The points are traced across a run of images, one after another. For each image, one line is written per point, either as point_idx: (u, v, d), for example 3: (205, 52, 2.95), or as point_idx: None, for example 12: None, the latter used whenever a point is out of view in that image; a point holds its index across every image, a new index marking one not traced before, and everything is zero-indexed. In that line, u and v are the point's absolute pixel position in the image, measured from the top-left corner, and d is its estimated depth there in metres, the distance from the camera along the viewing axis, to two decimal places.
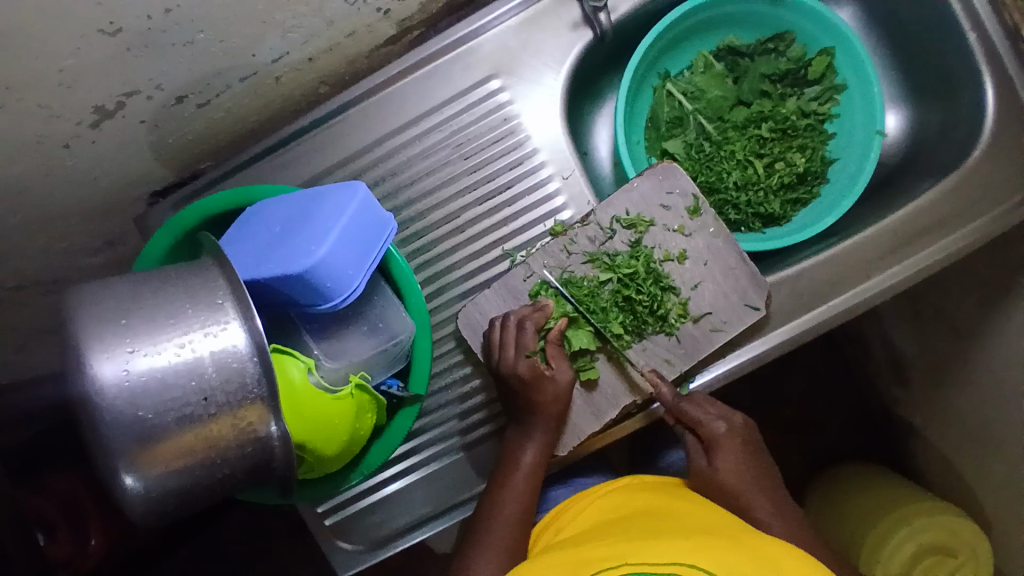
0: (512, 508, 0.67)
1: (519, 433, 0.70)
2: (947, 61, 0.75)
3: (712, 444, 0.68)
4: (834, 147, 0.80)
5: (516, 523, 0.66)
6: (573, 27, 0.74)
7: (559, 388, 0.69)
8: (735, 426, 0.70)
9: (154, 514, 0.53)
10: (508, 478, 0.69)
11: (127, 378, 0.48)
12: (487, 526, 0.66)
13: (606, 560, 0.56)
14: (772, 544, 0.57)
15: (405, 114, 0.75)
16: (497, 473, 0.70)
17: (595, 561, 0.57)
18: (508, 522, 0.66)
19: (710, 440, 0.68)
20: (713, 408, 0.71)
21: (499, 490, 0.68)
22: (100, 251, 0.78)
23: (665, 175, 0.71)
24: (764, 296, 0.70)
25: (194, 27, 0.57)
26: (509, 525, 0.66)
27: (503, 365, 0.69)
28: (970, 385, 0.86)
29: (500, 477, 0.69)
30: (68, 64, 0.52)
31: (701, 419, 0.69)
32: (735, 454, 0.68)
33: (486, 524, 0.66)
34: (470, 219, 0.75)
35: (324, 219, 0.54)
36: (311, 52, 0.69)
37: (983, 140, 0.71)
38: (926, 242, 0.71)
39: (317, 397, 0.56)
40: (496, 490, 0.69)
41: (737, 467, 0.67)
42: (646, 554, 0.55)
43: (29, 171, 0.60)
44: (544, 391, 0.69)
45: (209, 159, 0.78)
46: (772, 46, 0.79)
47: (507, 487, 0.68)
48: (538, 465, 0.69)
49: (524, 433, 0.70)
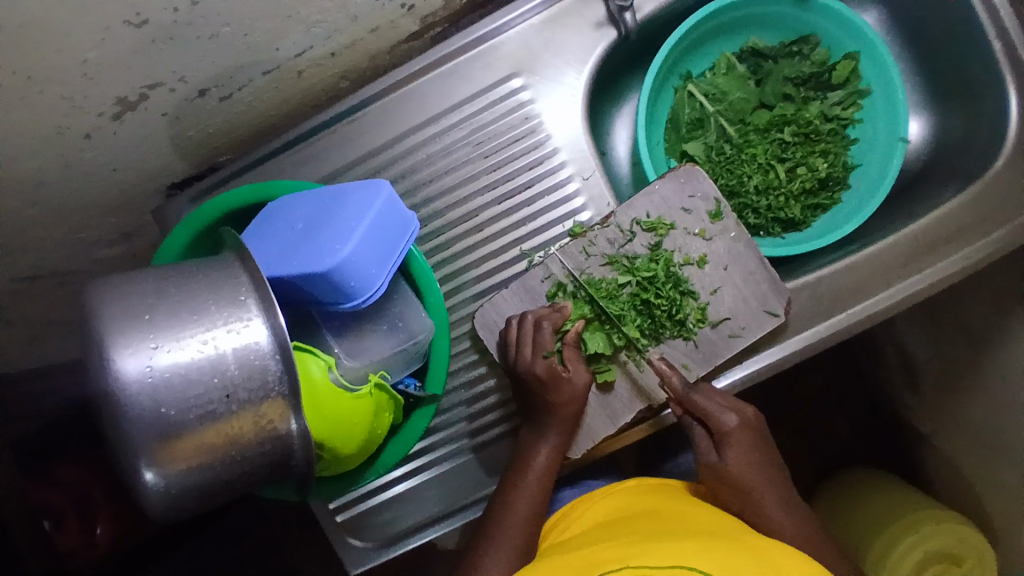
0: (524, 508, 0.67)
1: (533, 434, 0.70)
2: (973, 69, 0.75)
3: (722, 438, 0.67)
4: (856, 152, 0.79)
5: (527, 522, 0.66)
6: (597, 26, 0.73)
7: (576, 389, 0.69)
8: (747, 419, 0.69)
9: (172, 510, 0.53)
10: (520, 477, 0.68)
11: (150, 373, 0.48)
12: (498, 525, 0.66)
13: (611, 563, 0.56)
14: (775, 548, 0.57)
15: (426, 112, 0.74)
16: (509, 473, 0.70)
17: (600, 563, 0.57)
18: (520, 522, 0.66)
19: (719, 432, 0.67)
20: (723, 399, 0.70)
21: (512, 490, 0.68)
22: (116, 242, 0.78)
23: (687, 178, 0.71)
24: (784, 303, 0.70)
25: (219, 20, 0.56)
26: (520, 524, 0.66)
27: (520, 364, 0.69)
28: (984, 395, 0.85)
29: (513, 476, 0.69)
30: (92, 56, 0.52)
31: (711, 410, 0.68)
32: (745, 446, 0.67)
33: (497, 523, 0.66)
34: (489, 218, 0.75)
35: (347, 218, 0.54)
36: (333, 47, 0.69)
37: (1007, 150, 0.70)
38: (947, 251, 0.71)
39: (337, 396, 0.56)
40: (507, 489, 0.68)
41: (747, 460, 0.66)
42: (650, 556, 0.55)
43: (49, 162, 0.60)
44: (560, 392, 0.69)
45: (228, 153, 0.78)
46: (795, 49, 0.79)
47: (519, 486, 0.68)
48: (552, 465, 0.69)
49: (538, 433, 0.70)
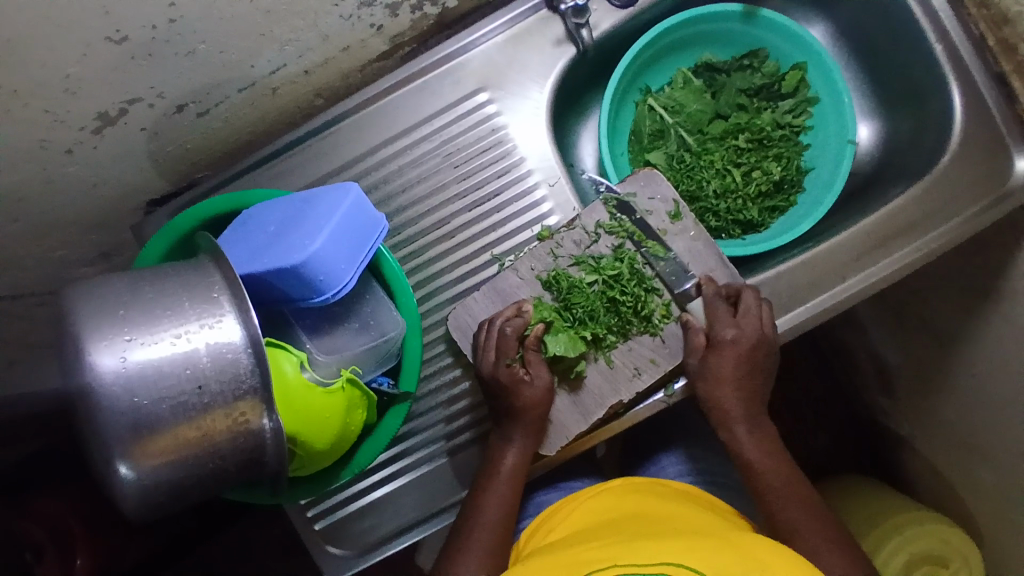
0: (495, 509, 0.68)
1: (502, 437, 0.72)
2: (914, 73, 0.80)
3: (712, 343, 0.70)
4: (808, 156, 0.83)
5: (498, 524, 0.67)
6: (557, 43, 0.78)
7: (538, 391, 0.71)
8: (751, 342, 0.69)
9: (147, 506, 0.53)
10: (490, 480, 0.70)
11: (124, 366, 0.49)
12: (469, 526, 0.67)
13: (600, 562, 0.56)
14: (757, 541, 0.58)
15: (397, 126, 0.78)
16: (481, 478, 0.71)
17: (590, 562, 0.57)
18: (491, 522, 0.67)
19: (714, 340, 0.69)
20: (745, 319, 0.70)
21: (482, 493, 0.69)
22: (96, 261, 0.80)
23: (647, 181, 0.75)
24: (745, 296, 0.72)
25: (196, 37, 0.60)
26: (491, 524, 0.67)
27: (484, 367, 0.71)
28: (952, 389, 0.87)
29: (483, 480, 0.70)
30: (74, 70, 0.55)
31: (718, 318, 0.70)
32: (730, 362, 0.69)
33: (470, 525, 0.67)
34: (460, 225, 0.78)
35: (317, 217, 0.57)
36: (307, 65, 0.72)
37: (951, 146, 0.74)
38: (900, 243, 0.74)
39: (308, 392, 0.57)
40: (479, 493, 0.70)
41: (729, 369, 0.69)
42: (637, 556, 0.56)
43: (31, 176, 0.62)
44: (524, 394, 0.70)
45: (206, 170, 0.81)
46: (746, 62, 0.83)
47: (489, 488, 0.69)
48: (520, 467, 0.70)
49: (507, 436, 0.71)
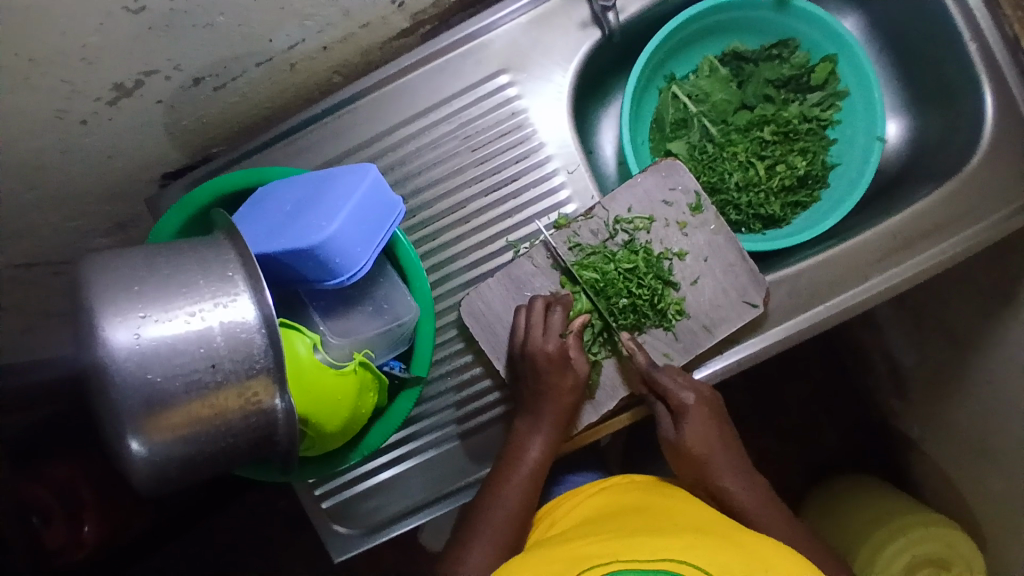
0: (515, 504, 0.66)
1: (527, 427, 0.70)
2: (946, 71, 0.77)
3: (678, 414, 0.68)
4: (835, 151, 0.81)
5: (515, 517, 0.66)
6: (582, 26, 0.76)
7: (578, 377, 0.70)
8: (705, 398, 0.69)
9: (157, 481, 0.53)
10: (510, 471, 0.68)
11: (138, 343, 0.49)
12: (486, 512, 0.66)
13: (598, 558, 0.55)
14: (764, 545, 0.56)
15: (416, 106, 0.77)
16: (500, 464, 0.70)
17: (588, 557, 0.55)
18: (505, 515, 0.66)
19: (678, 408, 0.68)
20: (685, 378, 0.70)
21: (500, 482, 0.68)
22: (111, 233, 0.80)
23: (669, 172, 0.73)
24: (763, 294, 0.72)
25: (214, 8, 0.58)
26: (508, 519, 0.65)
27: (531, 345, 0.69)
28: (967, 394, 0.86)
29: (502, 470, 0.69)
30: (92, 41, 0.54)
31: (669, 387, 0.69)
32: (703, 422, 0.67)
33: (486, 512, 0.66)
34: (475, 210, 0.77)
35: (334, 199, 0.56)
36: (326, 41, 0.71)
37: (981, 148, 0.72)
38: (922, 246, 0.72)
39: (321, 373, 0.57)
40: (495, 482, 0.68)
41: (702, 433, 0.67)
42: (636, 551, 0.54)
43: (48, 146, 0.61)
44: (563, 378, 0.69)
45: (222, 145, 0.80)
46: (776, 52, 0.81)
47: (511, 479, 0.68)
48: (543, 461, 0.69)
49: (532, 426, 0.70)
